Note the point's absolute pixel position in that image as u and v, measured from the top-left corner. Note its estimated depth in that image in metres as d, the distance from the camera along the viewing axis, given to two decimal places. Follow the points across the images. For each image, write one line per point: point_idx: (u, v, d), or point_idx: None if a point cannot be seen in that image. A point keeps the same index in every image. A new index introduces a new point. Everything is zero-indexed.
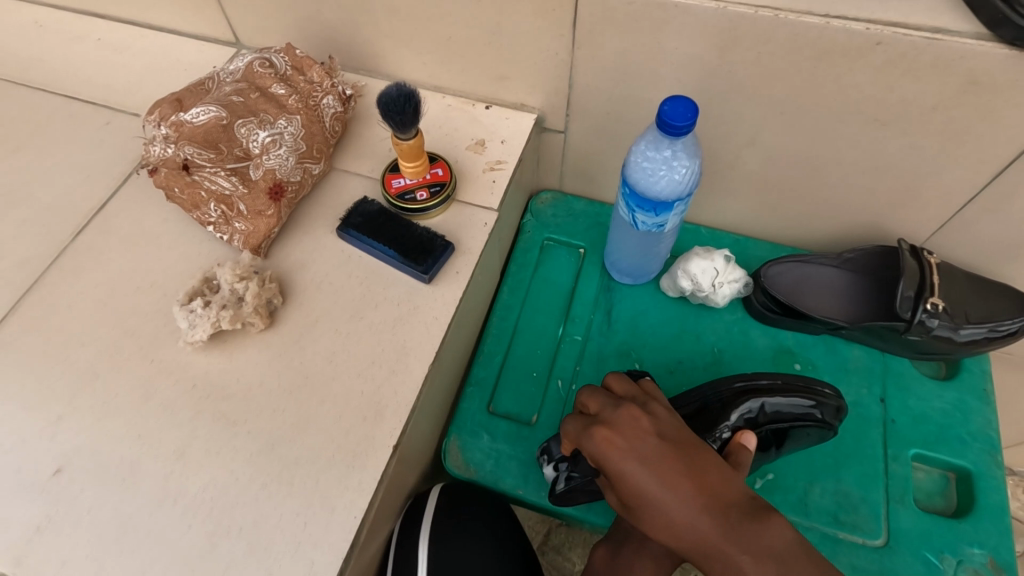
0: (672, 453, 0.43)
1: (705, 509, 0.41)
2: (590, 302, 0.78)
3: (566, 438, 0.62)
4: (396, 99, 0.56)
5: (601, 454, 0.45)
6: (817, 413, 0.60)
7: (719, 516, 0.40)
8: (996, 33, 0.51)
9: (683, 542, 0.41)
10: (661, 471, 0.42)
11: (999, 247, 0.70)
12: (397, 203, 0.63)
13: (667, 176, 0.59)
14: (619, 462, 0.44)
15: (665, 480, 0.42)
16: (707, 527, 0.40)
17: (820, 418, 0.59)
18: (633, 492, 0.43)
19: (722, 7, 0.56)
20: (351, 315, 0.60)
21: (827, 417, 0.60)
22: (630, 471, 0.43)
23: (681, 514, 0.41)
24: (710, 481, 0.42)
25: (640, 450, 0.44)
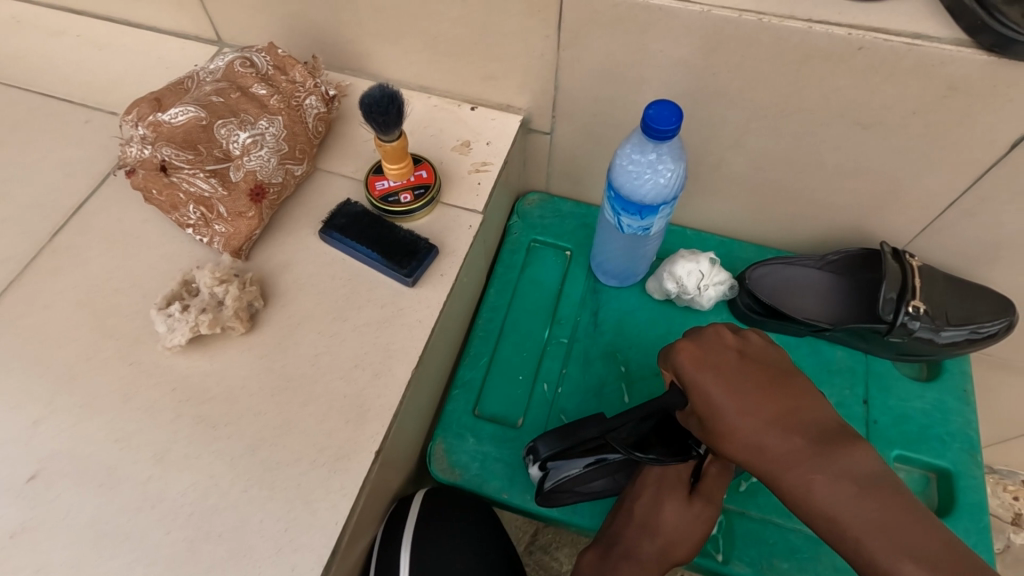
0: (755, 367, 0.52)
1: (775, 424, 0.48)
2: (577, 304, 0.77)
3: (555, 436, 0.61)
4: (379, 101, 0.56)
5: (683, 370, 0.53)
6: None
7: (792, 430, 0.48)
8: (974, 40, 0.52)
9: (755, 456, 0.48)
10: (739, 386, 0.50)
11: (978, 249, 0.71)
12: (381, 205, 0.63)
13: (653, 180, 0.59)
14: (700, 376, 0.52)
15: (736, 393, 0.50)
16: (781, 437, 0.47)
17: None
18: (708, 405, 0.50)
19: (706, 11, 0.56)
20: (335, 317, 0.59)
21: None
22: (711, 380, 0.51)
23: (749, 421, 0.48)
24: (789, 399, 0.50)
25: (715, 361, 0.53)
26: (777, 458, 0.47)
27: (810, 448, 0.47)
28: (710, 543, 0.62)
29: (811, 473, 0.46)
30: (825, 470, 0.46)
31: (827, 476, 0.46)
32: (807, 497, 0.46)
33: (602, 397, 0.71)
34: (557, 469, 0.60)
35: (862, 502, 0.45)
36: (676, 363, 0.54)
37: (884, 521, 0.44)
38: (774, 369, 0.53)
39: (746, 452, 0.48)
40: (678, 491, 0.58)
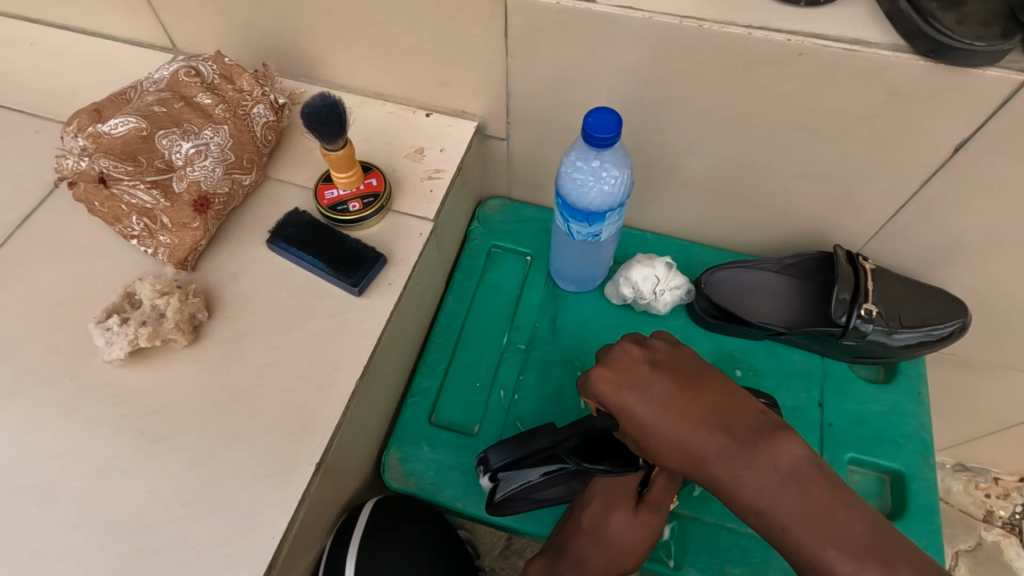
0: (668, 380, 0.51)
1: (704, 428, 0.49)
2: (536, 309, 0.77)
3: (506, 447, 0.61)
4: (320, 110, 0.56)
5: (602, 399, 0.52)
6: None
7: (712, 431, 0.49)
8: (912, 45, 0.52)
9: (688, 465, 0.49)
10: (659, 402, 0.50)
11: (932, 251, 0.71)
12: (330, 214, 0.63)
13: (598, 187, 0.59)
14: (620, 397, 0.51)
15: (659, 408, 0.50)
16: (704, 438, 0.48)
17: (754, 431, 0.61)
18: (635, 425, 0.51)
19: (647, 17, 0.55)
20: (281, 328, 0.58)
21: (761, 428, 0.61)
22: (629, 403, 0.51)
23: (678, 432, 0.49)
24: (697, 401, 0.50)
25: (630, 381, 0.52)
26: (704, 456, 0.48)
27: (736, 446, 0.48)
28: (663, 549, 0.62)
29: (739, 470, 0.47)
30: (753, 465, 0.47)
31: (756, 472, 0.47)
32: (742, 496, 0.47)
33: (559, 403, 0.70)
34: (507, 480, 0.61)
35: (789, 492, 0.46)
36: (597, 395, 0.53)
37: (814, 512, 0.46)
38: (685, 372, 0.53)
39: (681, 460, 0.49)
40: (626, 502, 0.57)
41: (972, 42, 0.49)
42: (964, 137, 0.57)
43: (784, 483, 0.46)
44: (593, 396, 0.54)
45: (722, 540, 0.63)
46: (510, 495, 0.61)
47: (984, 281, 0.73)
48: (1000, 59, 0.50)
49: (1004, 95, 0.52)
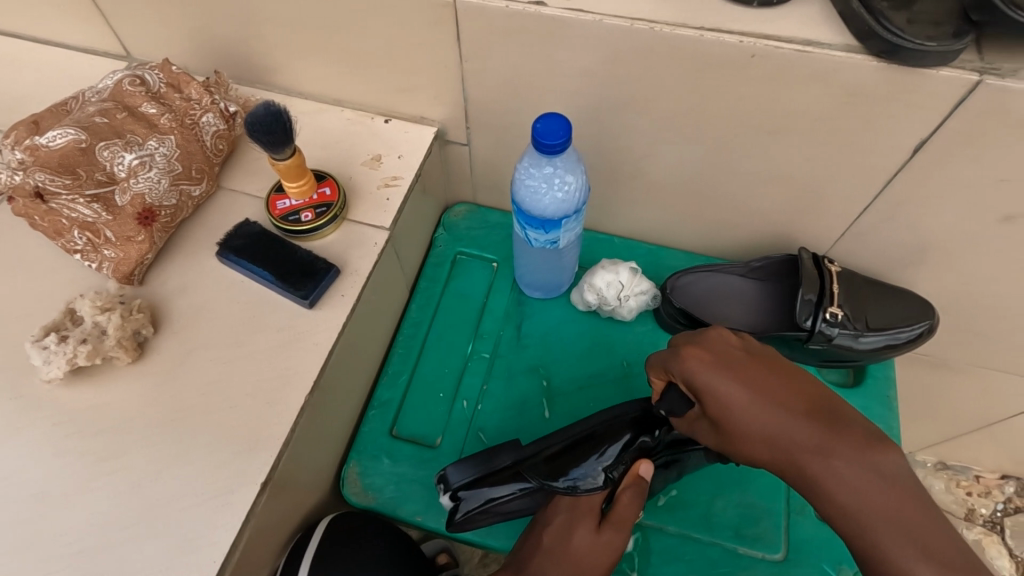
0: (763, 368, 0.50)
1: (803, 419, 0.48)
2: (501, 317, 0.76)
3: (470, 464, 0.58)
4: (263, 119, 0.53)
5: (689, 378, 0.51)
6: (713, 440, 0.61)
7: (804, 421, 0.47)
8: (864, 46, 0.51)
9: (780, 455, 0.48)
10: (755, 387, 0.49)
11: (898, 253, 0.70)
12: (281, 224, 0.61)
13: (550, 195, 0.58)
14: (710, 378, 0.50)
15: (754, 393, 0.49)
16: (795, 429, 0.47)
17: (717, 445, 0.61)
18: (724, 409, 0.49)
19: (598, 20, 0.54)
20: (229, 343, 0.57)
21: None
22: (720, 386, 0.49)
23: (774, 421, 0.48)
24: (789, 390, 0.49)
25: (726, 363, 0.50)
26: (795, 446, 0.47)
27: (838, 439, 0.46)
28: (626, 560, 0.61)
29: (834, 463, 0.46)
30: (853, 461, 0.46)
31: (853, 468, 0.45)
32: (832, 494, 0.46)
33: (523, 413, 0.69)
34: (467, 500, 0.58)
35: (887, 496, 0.45)
36: (686, 374, 0.51)
37: (899, 514, 0.44)
38: (777, 363, 0.52)
39: (767, 447, 0.48)
40: (588, 521, 0.57)
41: (923, 42, 0.48)
42: (922, 138, 0.56)
43: (883, 484, 0.45)
44: (677, 376, 0.52)
45: (687, 551, 0.62)
46: (471, 514, 0.59)
47: (952, 282, 0.72)
48: (953, 59, 0.49)
49: (959, 96, 0.51)
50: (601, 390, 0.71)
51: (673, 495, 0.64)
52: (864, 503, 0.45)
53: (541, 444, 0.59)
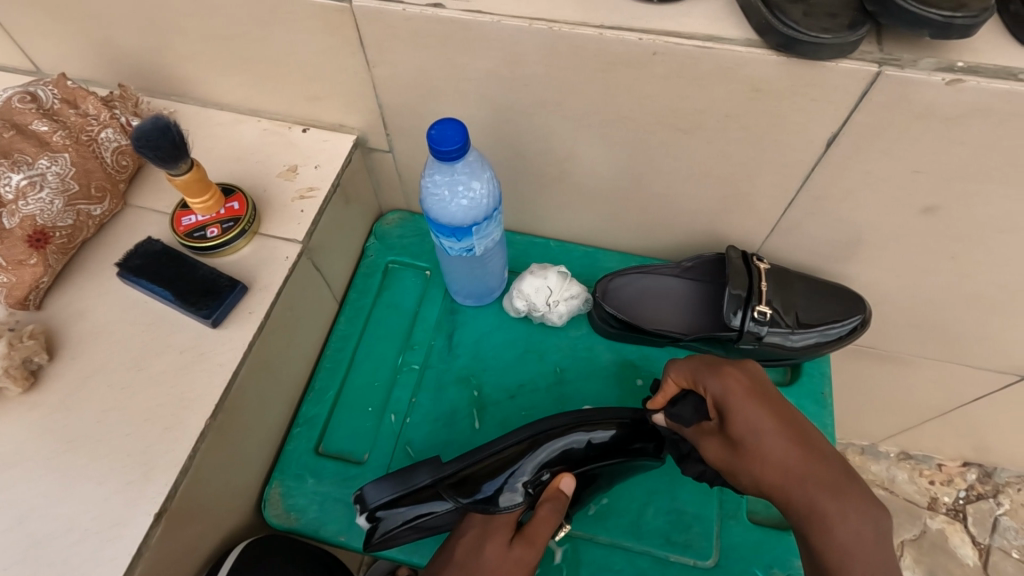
0: (792, 409, 0.51)
1: (822, 460, 0.47)
2: (432, 326, 0.74)
3: (388, 483, 0.56)
4: (150, 134, 0.51)
5: (722, 391, 0.52)
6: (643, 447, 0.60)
7: (817, 459, 0.47)
8: (764, 40, 0.49)
9: (787, 485, 0.47)
10: (780, 415, 0.49)
11: (828, 247, 0.70)
12: (185, 241, 0.59)
13: (454, 202, 0.57)
14: (742, 396, 0.51)
15: (783, 424, 0.49)
16: (806, 464, 0.47)
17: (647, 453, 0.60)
18: (751, 430, 0.49)
19: (496, 21, 0.53)
20: (128, 366, 0.55)
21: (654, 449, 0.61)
22: (750, 405, 0.50)
23: (797, 454, 0.47)
24: (807, 427, 0.50)
25: (760, 391, 0.51)
26: (808, 479, 0.46)
27: (851, 483, 0.46)
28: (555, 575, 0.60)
29: (843, 506, 0.45)
30: (863, 510, 0.44)
31: (861, 517, 0.44)
32: (832, 531, 0.44)
33: (452, 425, 0.67)
34: (386, 520, 0.56)
35: (883, 550, 0.43)
36: (720, 387, 0.52)
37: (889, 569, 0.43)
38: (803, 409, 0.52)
39: (772, 472, 0.47)
40: (501, 534, 0.55)
41: (818, 34, 0.47)
42: (833, 131, 0.55)
43: (879, 540, 0.44)
44: (710, 386, 0.53)
45: (616, 560, 0.60)
46: (390, 533, 0.57)
47: (884, 274, 0.71)
48: (851, 51, 0.48)
49: (861, 87, 0.50)
50: (533, 397, 0.69)
51: (603, 503, 0.63)
52: (860, 552, 0.43)
53: (465, 460, 0.56)
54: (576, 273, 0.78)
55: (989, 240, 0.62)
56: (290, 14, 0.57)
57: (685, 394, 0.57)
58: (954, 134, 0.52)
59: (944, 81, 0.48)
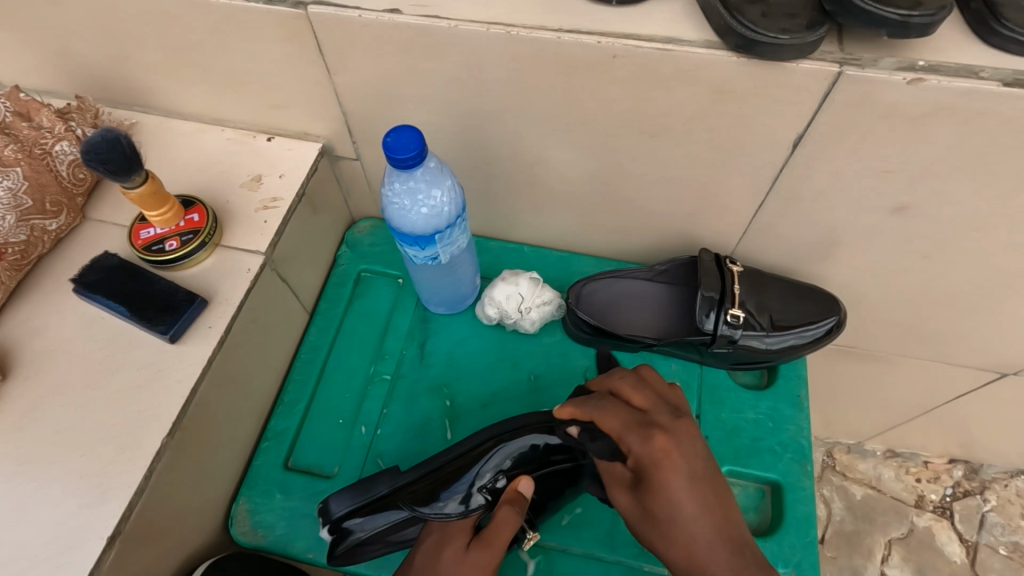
0: (705, 492, 0.45)
1: (728, 549, 0.43)
2: (404, 335, 0.73)
3: (349, 494, 0.56)
4: (99, 147, 0.50)
5: (643, 453, 0.47)
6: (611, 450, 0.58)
7: (736, 556, 0.43)
8: (724, 41, 0.49)
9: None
10: (706, 499, 0.45)
11: (801, 248, 0.69)
12: (144, 255, 0.58)
13: (415, 210, 0.56)
14: (662, 472, 0.45)
15: (704, 509, 0.44)
16: (717, 557, 0.43)
17: None
18: (675, 511, 0.44)
19: (453, 26, 0.52)
20: (84, 385, 0.53)
21: None
22: (656, 484, 0.45)
23: (707, 546, 0.43)
24: (741, 516, 0.45)
25: (688, 470, 0.46)
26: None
27: None
28: None
29: None
30: None
31: None
32: None
33: (424, 436, 0.66)
34: (350, 530, 0.55)
35: None
36: (644, 451, 0.47)
37: None
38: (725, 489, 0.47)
39: (698, 558, 0.43)
40: (461, 536, 0.53)
41: (777, 35, 0.46)
42: (799, 132, 0.54)
43: None
44: (627, 436, 0.48)
45: (590, 571, 0.60)
46: (355, 545, 0.56)
47: (859, 274, 0.71)
48: (812, 51, 0.47)
49: (824, 88, 0.49)
50: (506, 406, 0.68)
51: (577, 513, 0.62)
52: None
53: (418, 471, 0.56)
54: (550, 278, 0.77)
55: (961, 239, 0.61)
56: (246, 22, 0.56)
57: (603, 432, 0.51)
58: (919, 133, 0.51)
59: (906, 81, 0.47)
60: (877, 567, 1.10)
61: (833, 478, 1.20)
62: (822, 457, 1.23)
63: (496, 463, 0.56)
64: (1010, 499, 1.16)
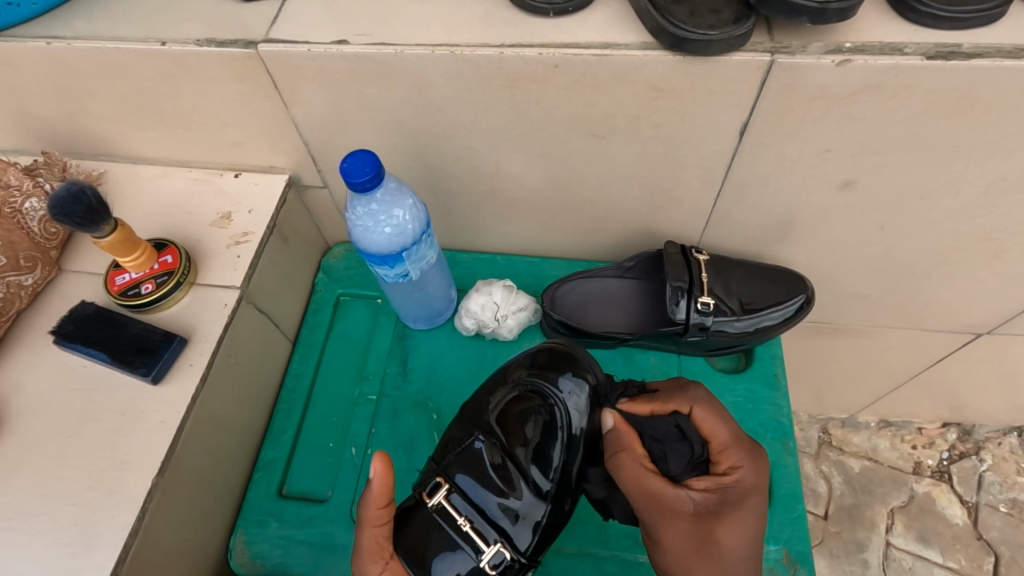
0: (730, 430, 0.55)
1: (748, 457, 0.54)
2: (385, 354, 0.74)
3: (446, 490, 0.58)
4: (63, 200, 0.51)
5: (753, 473, 0.53)
6: (564, 422, 0.58)
7: (745, 454, 0.54)
8: (657, 42, 0.51)
9: (749, 455, 0.54)
10: (733, 427, 0.56)
11: (762, 231, 0.71)
12: (121, 300, 0.59)
13: (379, 230, 0.58)
14: (740, 508, 0.51)
15: (716, 437, 0.55)
16: (732, 466, 0.54)
17: (567, 428, 0.58)
18: (718, 424, 0.56)
19: (398, 52, 0.53)
20: (68, 434, 0.54)
21: (579, 427, 0.59)
22: (737, 513, 0.50)
23: (744, 447, 0.54)
24: (747, 461, 0.54)
25: (715, 407, 0.57)
26: (756, 468, 0.54)
27: (760, 490, 0.52)
28: None
29: (749, 505, 0.51)
30: (753, 513, 0.51)
31: (749, 526, 0.50)
32: (754, 489, 0.52)
33: (412, 452, 0.67)
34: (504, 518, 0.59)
35: (756, 540, 0.50)
36: (698, 395, 0.57)
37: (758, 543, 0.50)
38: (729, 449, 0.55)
39: (738, 450, 0.54)
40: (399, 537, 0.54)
41: (705, 31, 0.48)
42: (741, 121, 0.56)
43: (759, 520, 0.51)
44: (724, 421, 0.56)
45: (584, 568, 0.61)
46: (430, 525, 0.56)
47: (820, 251, 0.73)
48: (741, 44, 0.49)
49: (758, 77, 0.51)
50: None
51: None
52: (753, 537, 0.50)
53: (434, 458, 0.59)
54: (523, 284, 0.78)
55: (911, 208, 0.63)
56: (198, 65, 0.57)
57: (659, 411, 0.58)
58: (853, 111, 0.53)
59: (833, 63, 0.49)
60: (881, 538, 1.11)
61: (830, 454, 1.21)
62: (817, 434, 1.24)
63: (551, 385, 0.60)
64: (1004, 456, 1.18)
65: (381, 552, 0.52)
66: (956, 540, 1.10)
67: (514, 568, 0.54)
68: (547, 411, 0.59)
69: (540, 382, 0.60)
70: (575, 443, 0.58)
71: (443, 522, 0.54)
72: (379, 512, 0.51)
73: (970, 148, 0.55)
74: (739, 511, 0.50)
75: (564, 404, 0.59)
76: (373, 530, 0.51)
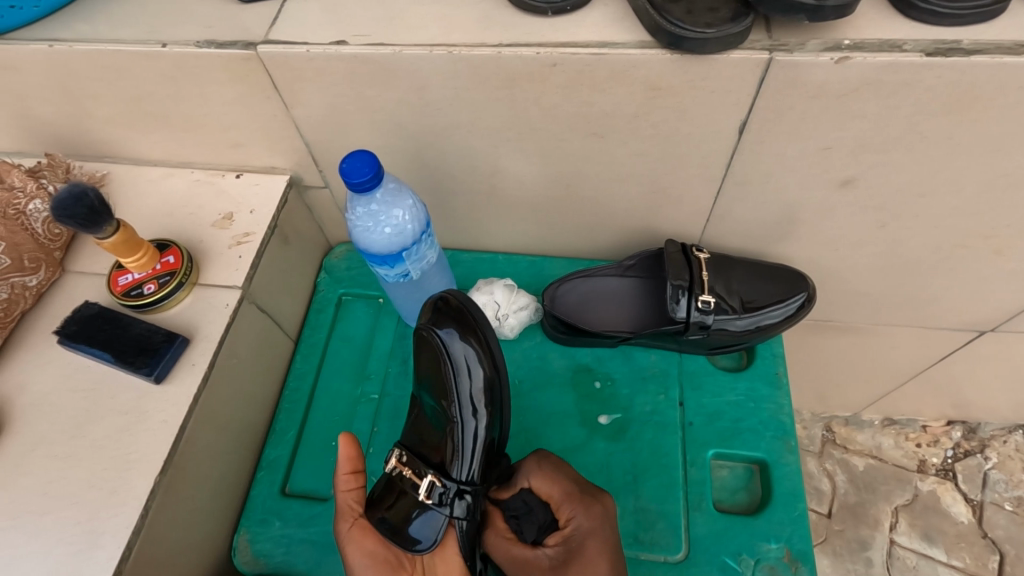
0: (550, 487, 0.57)
1: (576, 502, 0.55)
2: (387, 353, 0.74)
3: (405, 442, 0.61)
4: (66, 202, 0.52)
5: (584, 516, 0.54)
6: (450, 355, 0.58)
7: (574, 502, 0.55)
8: (655, 40, 0.51)
9: (573, 498, 0.55)
10: (562, 479, 0.57)
11: (763, 229, 0.70)
12: (123, 300, 0.60)
13: (379, 230, 0.59)
14: (581, 551, 0.51)
15: (563, 490, 0.56)
16: (570, 518, 0.55)
17: (457, 362, 0.58)
18: (549, 479, 0.57)
19: (396, 52, 0.54)
20: (71, 434, 0.55)
21: (468, 357, 0.58)
22: (578, 558, 0.51)
23: (570, 498, 0.55)
24: (577, 507, 0.54)
25: (550, 462, 0.58)
26: (592, 511, 0.54)
27: (605, 528, 0.53)
28: None
29: (587, 545, 0.51)
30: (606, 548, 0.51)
31: (596, 562, 0.50)
32: (598, 528, 0.53)
33: None
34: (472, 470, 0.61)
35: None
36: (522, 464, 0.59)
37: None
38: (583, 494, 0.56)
39: (569, 501, 0.55)
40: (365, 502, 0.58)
41: (703, 29, 0.48)
42: (740, 119, 0.56)
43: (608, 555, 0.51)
44: (552, 476, 0.57)
45: None
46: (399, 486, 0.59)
47: (822, 249, 0.72)
48: (739, 42, 0.49)
49: (756, 75, 0.51)
50: None
51: None
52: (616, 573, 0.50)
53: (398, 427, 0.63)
54: (524, 284, 0.79)
55: (913, 205, 0.63)
56: (198, 67, 0.58)
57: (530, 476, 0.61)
58: (853, 108, 0.53)
59: (833, 61, 0.49)
60: (885, 536, 1.10)
61: (834, 452, 1.21)
62: (821, 432, 1.23)
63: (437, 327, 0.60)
64: (1010, 454, 1.17)
65: (351, 511, 0.56)
66: (961, 538, 1.10)
67: (451, 496, 0.55)
68: (438, 351, 0.59)
69: (429, 327, 0.60)
70: (493, 383, 0.58)
71: (396, 480, 0.57)
72: (348, 477, 0.57)
73: (971, 145, 0.55)
74: (585, 555, 0.51)
75: (472, 353, 0.58)
76: (344, 493, 0.57)
